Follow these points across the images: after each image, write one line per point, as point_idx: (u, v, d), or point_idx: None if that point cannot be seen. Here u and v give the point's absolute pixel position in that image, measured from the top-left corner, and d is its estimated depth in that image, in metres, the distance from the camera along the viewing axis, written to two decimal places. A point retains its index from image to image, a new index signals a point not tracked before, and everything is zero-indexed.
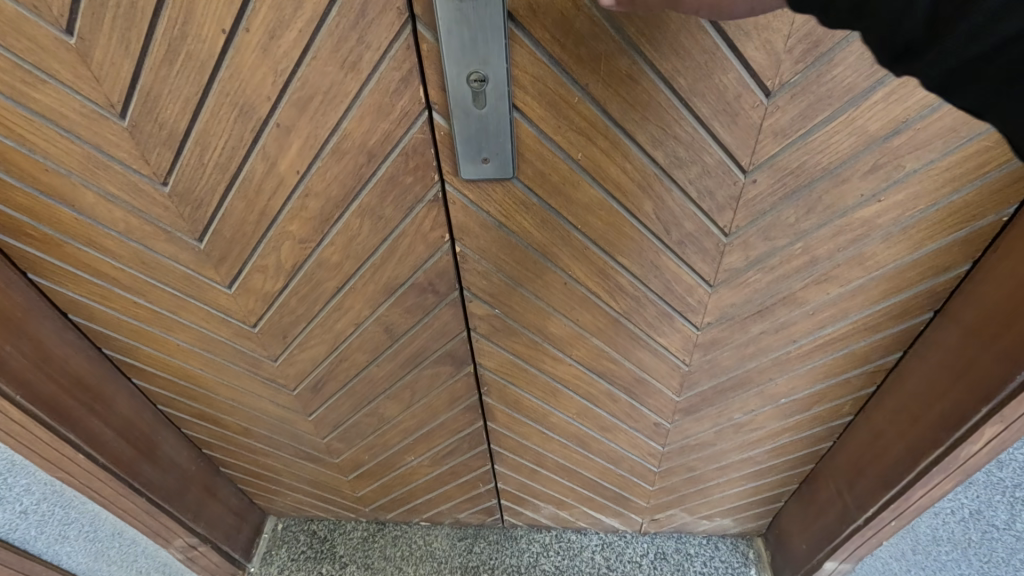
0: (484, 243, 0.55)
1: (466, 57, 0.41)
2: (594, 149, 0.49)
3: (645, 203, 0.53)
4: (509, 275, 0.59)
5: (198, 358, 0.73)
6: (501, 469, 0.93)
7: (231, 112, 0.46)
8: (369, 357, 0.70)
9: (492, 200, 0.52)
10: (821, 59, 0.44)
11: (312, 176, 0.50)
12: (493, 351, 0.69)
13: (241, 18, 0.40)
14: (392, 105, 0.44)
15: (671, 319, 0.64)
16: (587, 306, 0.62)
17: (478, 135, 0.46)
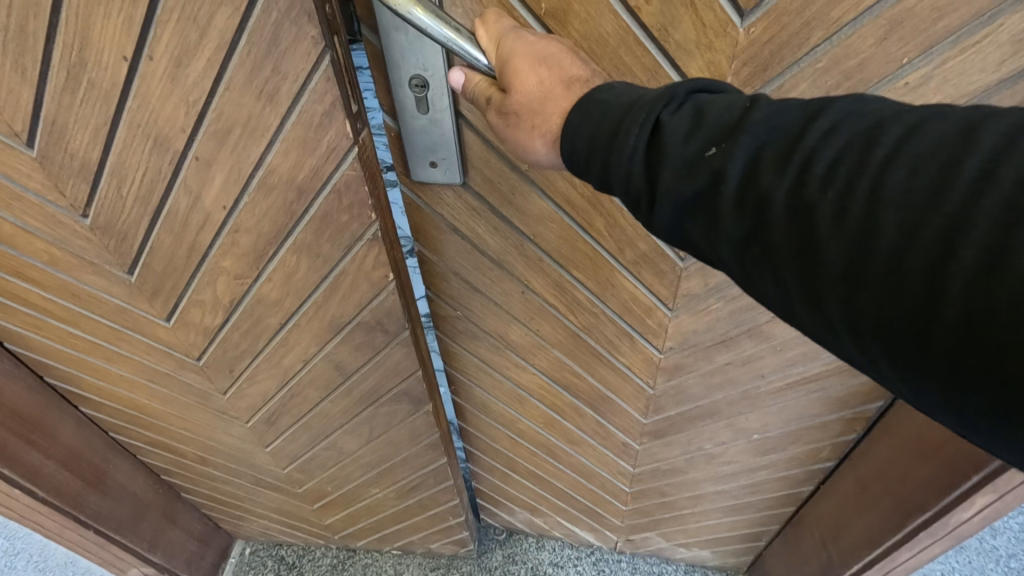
0: (440, 245, 0.57)
1: (405, 62, 0.41)
2: None
3: (597, 220, 0.52)
4: (466, 280, 0.60)
5: (145, 389, 0.70)
6: (475, 470, 0.94)
7: (146, 144, 0.42)
8: (322, 392, 0.67)
9: (445, 204, 0.53)
10: (772, 81, 0.43)
11: (241, 212, 0.46)
12: (458, 354, 0.71)
13: (143, 45, 0.36)
14: (317, 141, 0.40)
15: (632, 339, 0.62)
16: (547, 318, 0.62)
17: (425, 140, 0.46)
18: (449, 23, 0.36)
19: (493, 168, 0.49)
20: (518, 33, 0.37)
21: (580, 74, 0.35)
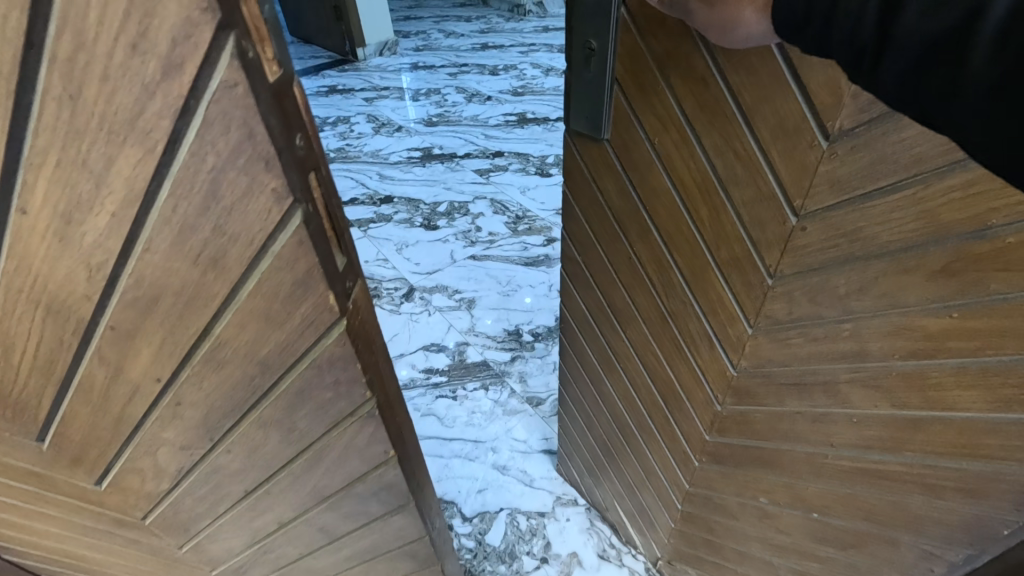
0: (585, 192, 0.83)
1: (591, 36, 0.67)
2: (667, 138, 0.66)
3: (701, 209, 0.66)
4: (593, 224, 0.84)
5: (81, 542, 0.56)
6: (568, 405, 1.14)
7: (37, 312, 0.36)
8: (301, 551, 0.53)
9: (593, 154, 0.78)
10: (879, 119, 0.48)
11: (181, 385, 0.39)
12: (577, 292, 0.95)
13: (14, 199, 0.32)
14: (287, 313, 0.37)
15: (712, 345, 0.73)
16: (644, 287, 0.80)
17: (587, 94, 0.72)
18: None
19: (631, 138, 0.71)
20: None
21: None
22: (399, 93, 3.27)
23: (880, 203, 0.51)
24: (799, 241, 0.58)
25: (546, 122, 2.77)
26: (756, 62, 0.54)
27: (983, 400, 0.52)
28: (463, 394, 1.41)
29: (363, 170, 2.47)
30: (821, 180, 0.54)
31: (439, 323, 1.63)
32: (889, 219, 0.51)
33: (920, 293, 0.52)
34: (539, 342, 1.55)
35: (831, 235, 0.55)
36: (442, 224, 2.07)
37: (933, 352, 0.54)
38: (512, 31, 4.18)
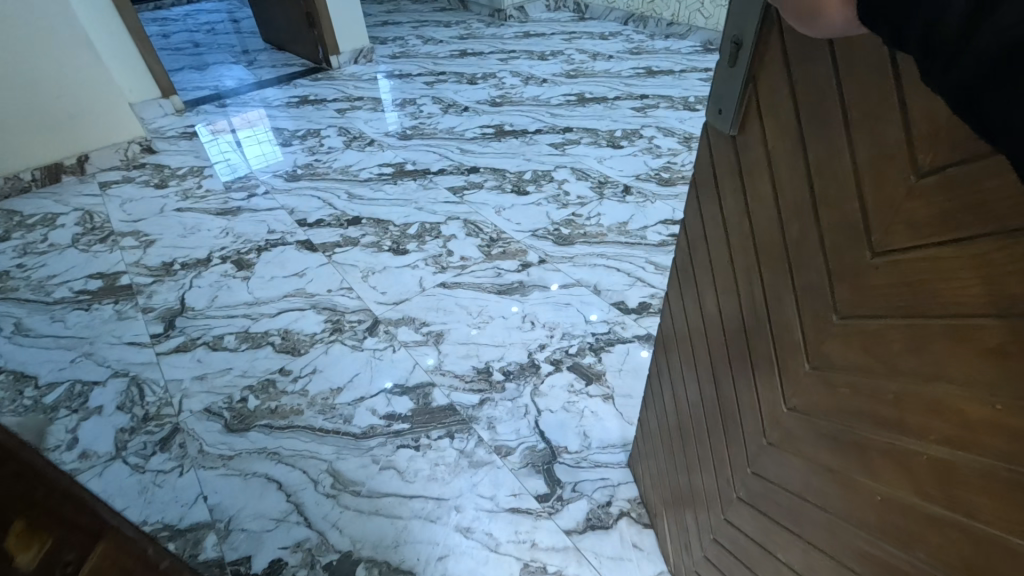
0: (702, 184, 0.74)
1: (738, 24, 0.57)
2: (779, 149, 0.56)
3: (793, 225, 0.56)
4: (704, 220, 0.76)
5: None
6: (653, 411, 1.08)
7: None
8: None
9: (715, 151, 0.69)
10: (980, 152, 0.35)
11: None
12: (682, 291, 0.88)
13: None
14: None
15: (777, 381, 0.64)
16: (732, 303, 0.72)
17: (722, 89, 0.63)
18: None
19: (747, 143, 0.61)
20: None
21: None
22: (374, 103, 3.15)
23: (951, 252, 0.39)
24: (865, 279, 0.47)
25: (523, 135, 2.67)
26: (869, 65, 0.42)
27: (1003, 519, 0.40)
28: (427, 444, 1.30)
29: (331, 189, 2.35)
30: (901, 217, 0.43)
31: (404, 361, 1.53)
32: (957, 277, 0.39)
33: (966, 372, 0.40)
34: (510, 382, 1.44)
35: (897, 281, 0.44)
36: (412, 248, 1.96)
37: (963, 445, 0.41)
38: (491, 38, 4.08)
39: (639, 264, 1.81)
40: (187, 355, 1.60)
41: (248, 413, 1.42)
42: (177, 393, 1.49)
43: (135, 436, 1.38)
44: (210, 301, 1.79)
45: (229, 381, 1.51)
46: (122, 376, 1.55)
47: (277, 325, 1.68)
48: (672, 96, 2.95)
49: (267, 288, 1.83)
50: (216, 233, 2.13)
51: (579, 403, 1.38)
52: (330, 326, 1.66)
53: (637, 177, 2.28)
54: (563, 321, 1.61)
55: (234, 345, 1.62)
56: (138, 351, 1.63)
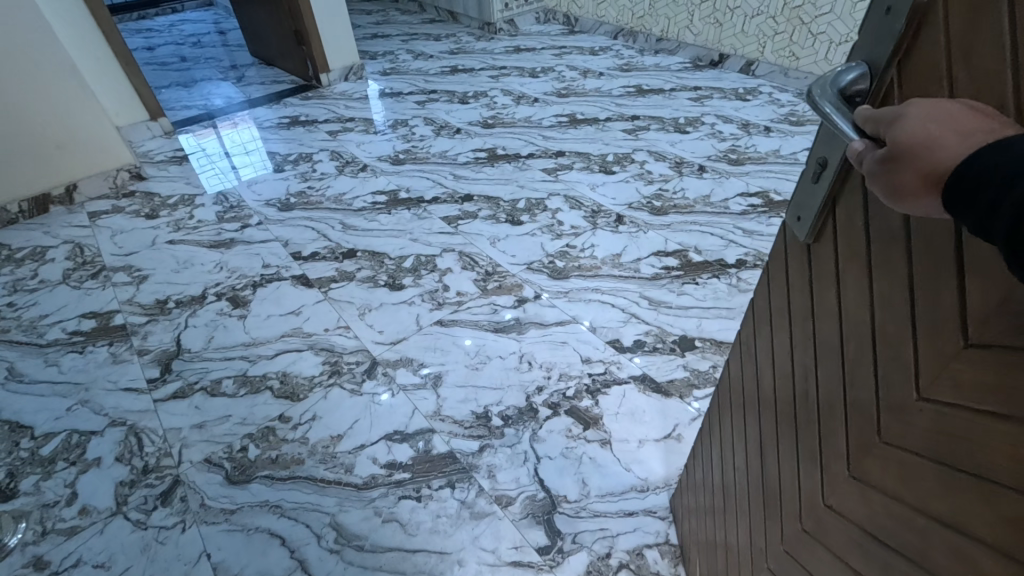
0: (772, 274, 0.74)
1: (823, 147, 0.56)
2: (849, 272, 0.56)
3: (851, 344, 0.57)
4: (768, 307, 0.76)
5: None
6: (700, 472, 1.09)
7: None
8: None
9: (786, 248, 0.69)
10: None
11: None
12: (738, 362, 0.88)
13: None
14: None
15: (818, 477, 0.66)
16: (787, 394, 0.72)
17: (801, 199, 0.62)
18: (850, 119, 0.45)
19: (820, 254, 0.61)
20: (909, 104, 0.40)
21: (987, 125, 0.35)
22: (365, 125, 3.14)
23: (990, 423, 0.41)
24: (909, 416, 0.49)
25: (516, 159, 2.68)
26: (938, 231, 0.43)
27: None
28: (428, 494, 1.32)
29: (325, 219, 2.35)
30: (948, 373, 0.44)
31: (402, 406, 1.54)
32: (991, 446, 0.41)
33: (983, 529, 0.43)
34: (509, 427, 1.46)
35: (938, 430, 0.46)
36: (408, 283, 1.97)
37: None
38: (482, 53, 4.08)
39: (634, 300, 1.84)
40: (185, 401, 1.60)
41: (249, 463, 1.42)
42: (177, 442, 1.49)
43: (136, 489, 1.38)
44: (206, 342, 1.79)
45: (228, 429, 1.51)
46: (120, 425, 1.54)
47: (275, 367, 1.68)
48: (663, 117, 2.98)
49: (264, 327, 1.83)
50: (210, 268, 2.12)
51: (577, 449, 1.40)
52: (328, 369, 1.67)
53: (630, 205, 2.30)
54: (560, 361, 1.64)
55: (232, 390, 1.62)
56: (135, 397, 1.62)
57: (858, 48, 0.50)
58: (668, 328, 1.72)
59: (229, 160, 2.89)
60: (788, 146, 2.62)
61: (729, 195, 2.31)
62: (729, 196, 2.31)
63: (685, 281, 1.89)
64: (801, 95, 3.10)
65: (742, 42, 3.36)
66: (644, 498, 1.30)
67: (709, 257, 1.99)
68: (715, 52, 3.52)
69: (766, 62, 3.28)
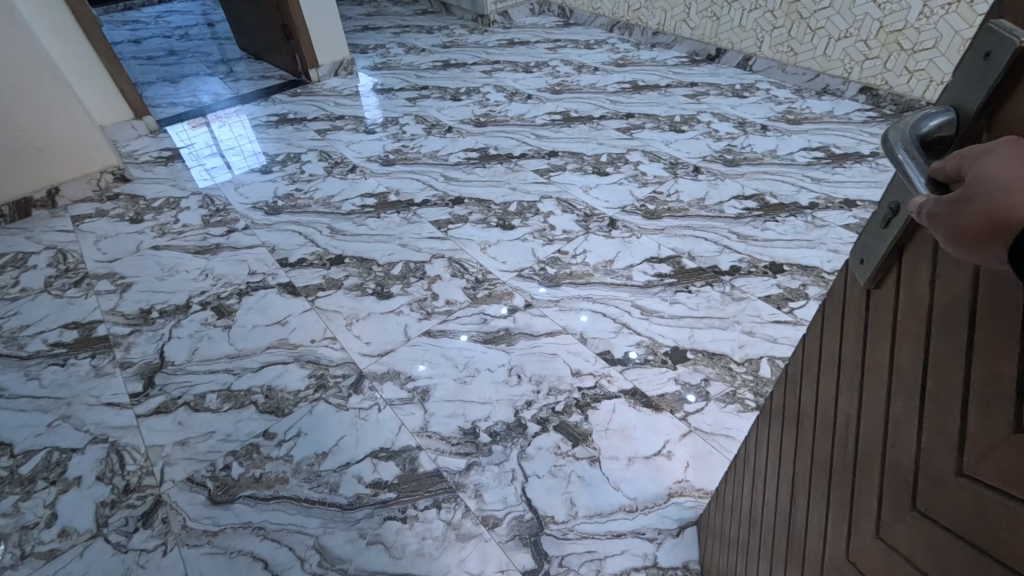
0: (828, 313, 0.68)
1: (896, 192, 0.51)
2: (907, 326, 0.51)
3: (897, 402, 0.53)
4: (821, 346, 0.70)
5: None
6: (730, 495, 1.07)
7: None
8: None
9: (846, 287, 0.63)
10: None
11: None
12: (784, 395, 0.84)
13: None
14: None
15: (845, 532, 0.63)
16: (827, 439, 0.68)
17: (867, 243, 0.57)
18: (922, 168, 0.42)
19: (880, 302, 0.56)
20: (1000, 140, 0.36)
21: None
22: (355, 123, 3.08)
23: None
24: (947, 491, 0.45)
25: (508, 160, 2.63)
26: (1009, 302, 0.38)
27: None
28: (414, 515, 1.30)
29: (313, 223, 2.30)
30: (995, 456, 0.40)
31: (390, 422, 1.51)
32: None
33: None
34: (497, 444, 1.44)
35: (978, 512, 0.42)
36: (396, 291, 1.94)
37: None
38: (475, 46, 4.00)
39: (625, 309, 1.81)
40: (168, 417, 1.57)
41: (232, 483, 1.40)
42: (159, 460, 1.46)
43: (117, 510, 1.36)
44: (190, 354, 1.76)
45: (212, 446, 1.48)
46: (101, 442, 1.51)
47: (259, 381, 1.65)
48: (658, 115, 2.92)
49: (249, 338, 1.80)
50: (194, 275, 2.08)
51: (565, 467, 1.38)
52: (314, 383, 1.63)
53: (623, 209, 2.26)
54: (550, 374, 1.61)
55: (216, 406, 1.59)
56: (116, 413, 1.59)
57: (949, 91, 0.43)
58: (660, 339, 1.69)
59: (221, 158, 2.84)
60: (785, 146, 2.58)
61: (724, 198, 2.27)
62: (724, 199, 2.27)
63: (678, 289, 1.86)
64: (798, 92, 3.04)
65: (740, 37, 3.29)
66: (632, 519, 1.28)
67: (703, 263, 1.96)
68: (712, 46, 3.45)
69: (764, 57, 3.21)
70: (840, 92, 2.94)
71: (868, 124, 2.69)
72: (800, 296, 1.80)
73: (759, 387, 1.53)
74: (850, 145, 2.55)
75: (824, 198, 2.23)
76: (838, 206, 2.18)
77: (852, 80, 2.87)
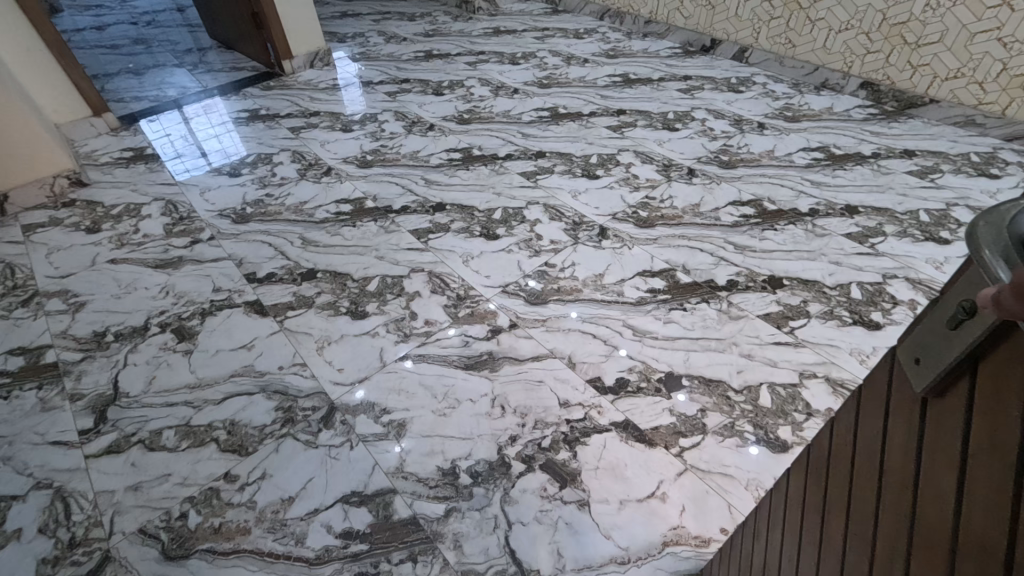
0: (869, 403, 0.58)
1: (967, 290, 0.41)
2: (985, 464, 0.41)
3: (967, 554, 0.42)
4: (857, 439, 0.60)
5: None
6: (743, 554, 0.97)
7: None
8: None
9: (893, 380, 0.53)
10: None
11: None
12: (807, 473, 0.73)
13: None
14: None
15: None
16: (862, 553, 0.58)
17: (925, 342, 0.46)
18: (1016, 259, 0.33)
19: (946, 417, 0.45)
20: None
21: None
22: (331, 120, 2.91)
23: None
24: None
25: (493, 162, 2.49)
26: None
27: None
28: (387, 571, 1.20)
29: (284, 233, 2.15)
30: None
31: (363, 461, 1.40)
32: None
33: None
34: (478, 487, 1.33)
35: None
36: (372, 310, 1.81)
37: None
38: (459, 35, 3.81)
39: (616, 329, 1.69)
40: (120, 458, 1.44)
41: (188, 534, 1.28)
42: (109, 508, 1.33)
43: (60, 569, 1.23)
44: (147, 384, 1.62)
45: (167, 492, 1.36)
46: (45, 488, 1.38)
47: (221, 415, 1.52)
48: (650, 112, 2.78)
49: (211, 365, 1.66)
50: (154, 292, 1.92)
51: (552, 513, 1.28)
52: (281, 417, 1.51)
53: (614, 216, 2.14)
54: (536, 405, 1.50)
55: (173, 444, 1.46)
56: (63, 453, 1.46)
57: None
58: (653, 364, 1.59)
59: (189, 158, 2.67)
60: (783, 146, 2.46)
61: (720, 204, 2.16)
62: (720, 205, 2.15)
63: (672, 307, 1.75)
64: (796, 86, 2.91)
65: (736, 27, 3.14)
66: (624, 572, 1.18)
67: (698, 278, 1.84)
68: (707, 37, 3.30)
69: (760, 49, 3.07)
70: (840, 86, 2.81)
71: (869, 122, 2.58)
72: (801, 315, 1.70)
73: (759, 418, 1.44)
74: (851, 145, 2.44)
75: (825, 204, 2.12)
76: (839, 213, 2.07)
77: (853, 74, 2.74)
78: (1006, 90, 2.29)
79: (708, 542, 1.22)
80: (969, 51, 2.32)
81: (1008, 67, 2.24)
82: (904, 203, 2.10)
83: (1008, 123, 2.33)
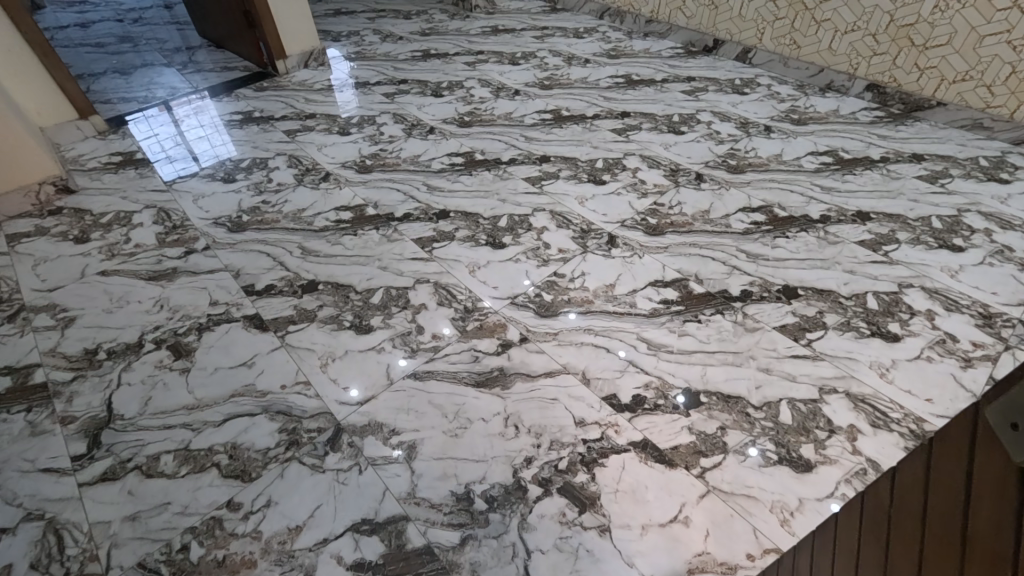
0: (943, 461, 0.53)
1: None
2: None
3: None
4: (926, 498, 0.55)
5: None
6: None
7: None
8: None
9: (979, 440, 0.47)
10: None
11: None
12: (863, 521, 0.68)
13: None
14: None
15: None
16: None
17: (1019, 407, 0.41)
18: None
19: None
20: None
21: None
22: (328, 122, 2.83)
23: None
24: None
25: (496, 166, 2.43)
26: None
27: None
28: None
29: (283, 242, 2.08)
30: None
31: (373, 486, 1.34)
32: None
33: None
34: (494, 513, 1.28)
35: None
36: (377, 323, 1.75)
37: None
38: (456, 34, 3.73)
39: (630, 343, 1.65)
40: (115, 485, 1.37)
41: (190, 568, 1.21)
42: (105, 541, 1.27)
43: None
44: (143, 405, 1.55)
45: (167, 522, 1.29)
46: (36, 519, 1.31)
47: (222, 438, 1.46)
48: (654, 114, 2.73)
49: (210, 384, 1.59)
50: (147, 306, 1.85)
51: (572, 539, 1.23)
52: (285, 440, 1.44)
53: (622, 223, 2.09)
54: (551, 424, 1.45)
55: (172, 470, 1.39)
56: (55, 481, 1.38)
57: None
58: (669, 378, 1.54)
59: (181, 162, 2.58)
60: (791, 150, 2.43)
61: (729, 210, 2.12)
62: (729, 211, 2.11)
63: (687, 319, 1.71)
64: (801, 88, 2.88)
65: (739, 27, 3.11)
66: None
67: (712, 288, 1.81)
68: (709, 37, 3.26)
69: (764, 50, 3.03)
70: (845, 88, 2.78)
71: (876, 125, 2.55)
72: (818, 326, 1.66)
73: (780, 436, 1.40)
74: (859, 149, 2.41)
75: (836, 210, 2.09)
76: (851, 219, 2.04)
77: (859, 75, 2.71)
78: (1015, 93, 2.25)
79: (734, 569, 1.17)
80: (978, 54, 2.28)
81: (1017, 70, 2.21)
82: (915, 208, 2.07)
83: (1016, 127, 2.30)
